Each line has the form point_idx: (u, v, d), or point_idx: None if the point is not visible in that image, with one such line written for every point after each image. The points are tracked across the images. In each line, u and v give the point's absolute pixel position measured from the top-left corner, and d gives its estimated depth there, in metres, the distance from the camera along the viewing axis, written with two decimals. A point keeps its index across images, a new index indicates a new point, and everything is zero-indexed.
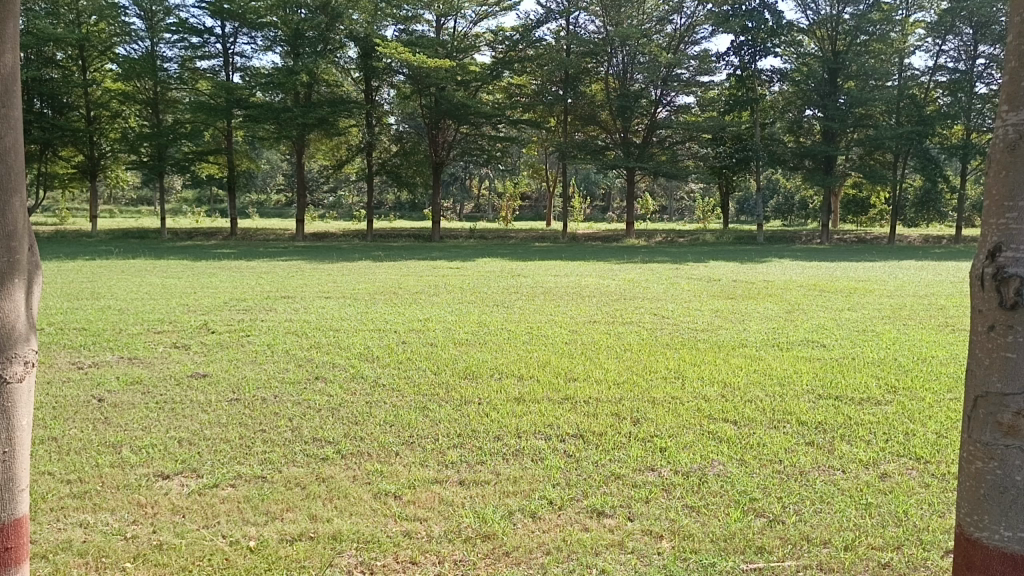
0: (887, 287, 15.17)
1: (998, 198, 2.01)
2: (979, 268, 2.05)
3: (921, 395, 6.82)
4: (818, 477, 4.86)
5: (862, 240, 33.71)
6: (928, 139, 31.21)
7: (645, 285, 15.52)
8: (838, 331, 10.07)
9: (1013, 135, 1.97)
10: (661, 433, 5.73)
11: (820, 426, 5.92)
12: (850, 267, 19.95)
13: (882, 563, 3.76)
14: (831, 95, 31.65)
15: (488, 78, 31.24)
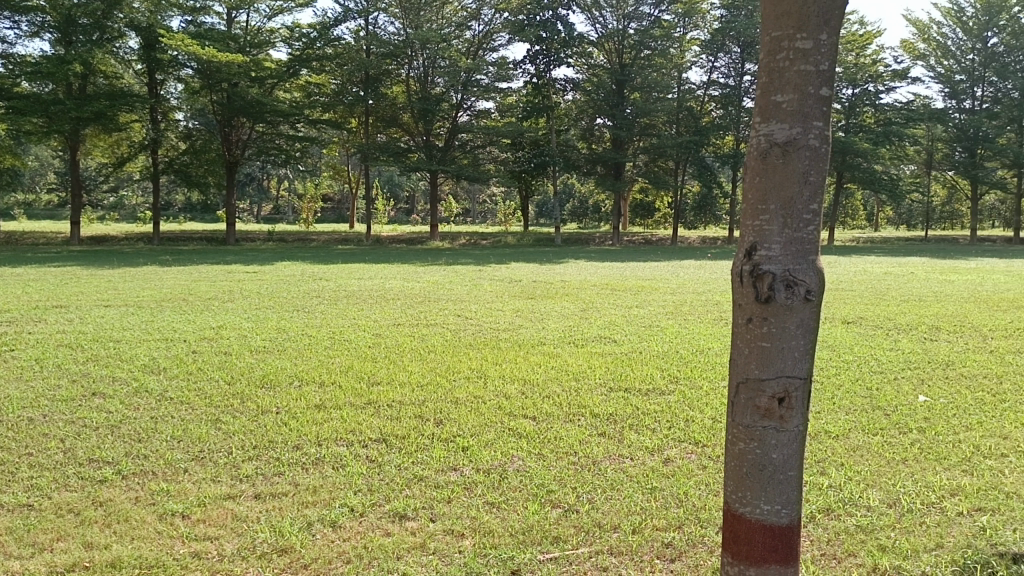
0: (669, 285, 16.29)
1: (752, 202, 2.21)
2: (739, 265, 2.23)
3: (699, 383, 7.39)
4: (609, 466, 5.12)
5: (649, 241, 36.01)
6: (704, 148, 33.89)
7: (447, 287, 15.65)
8: (627, 327, 10.67)
9: (764, 143, 2.17)
10: (463, 433, 5.80)
11: (611, 417, 6.25)
12: (637, 266, 21.23)
13: (665, 542, 4.01)
14: (619, 105, 33.56)
15: (284, 75, 30.28)
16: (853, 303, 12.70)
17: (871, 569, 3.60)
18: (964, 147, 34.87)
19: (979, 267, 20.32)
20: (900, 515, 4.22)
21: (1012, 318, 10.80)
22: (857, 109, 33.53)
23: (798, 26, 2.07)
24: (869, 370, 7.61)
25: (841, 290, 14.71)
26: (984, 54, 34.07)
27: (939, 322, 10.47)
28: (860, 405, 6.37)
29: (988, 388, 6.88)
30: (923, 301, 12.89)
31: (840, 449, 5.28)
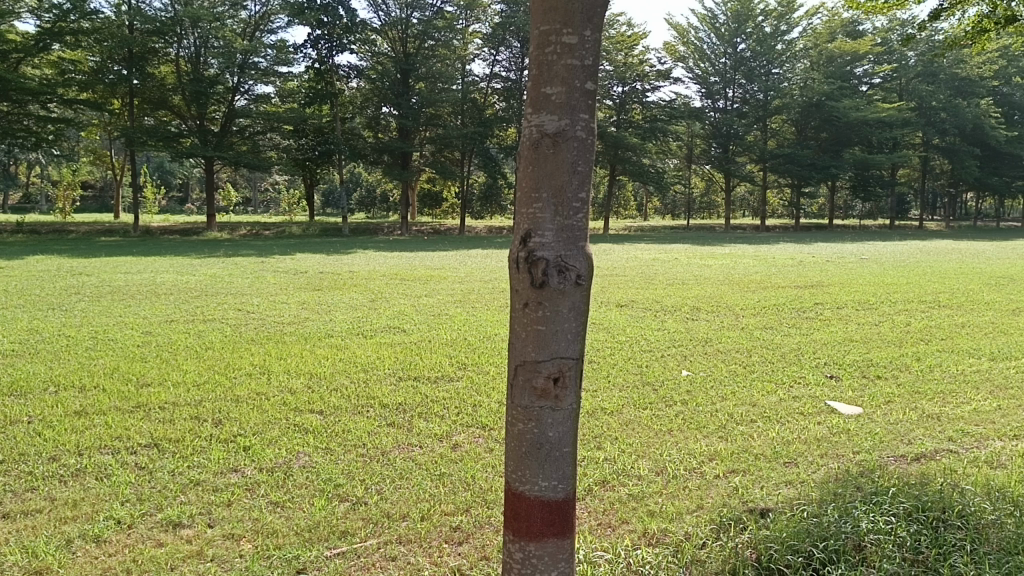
0: (458, 273, 16.53)
1: (525, 190, 2.27)
2: (514, 252, 2.28)
3: (486, 368, 7.59)
4: (398, 455, 5.11)
5: (437, 231, 36.28)
6: (488, 139, 34.67)
7: (226, 280, 14.87)
8: (417, 316, 10.69)
9: (535, 132, 2.23)
10: (244, 432, 5.54)
11: (400, 406, 6.25)
12: (426, 256, 21.35)
13: (453, 526, 4.07)
14: (404, 94, 33.44)
15: (32, 49, 27.27)
16: (626, 287, 13.55)
17: (641, 533, 3.87)
18: (719, 144, 38.26)
19: (732, 253, 22.45)
20: (667, 481, 4.57)
21: (759, 298, 12.04)
22: (628, 105, 35.69)
23: (564, 21, 2.15)
24: (640, 349, 8.17)
25: (615, 276, 15.62)
26: (734, 58, 37.49)
27: (700, 303, 11.44)
28: (631, 381, 6.84)
29: (740, 361, 7.63)
30: (686, 284, 14.03)
31: (614, 423, 5.63)
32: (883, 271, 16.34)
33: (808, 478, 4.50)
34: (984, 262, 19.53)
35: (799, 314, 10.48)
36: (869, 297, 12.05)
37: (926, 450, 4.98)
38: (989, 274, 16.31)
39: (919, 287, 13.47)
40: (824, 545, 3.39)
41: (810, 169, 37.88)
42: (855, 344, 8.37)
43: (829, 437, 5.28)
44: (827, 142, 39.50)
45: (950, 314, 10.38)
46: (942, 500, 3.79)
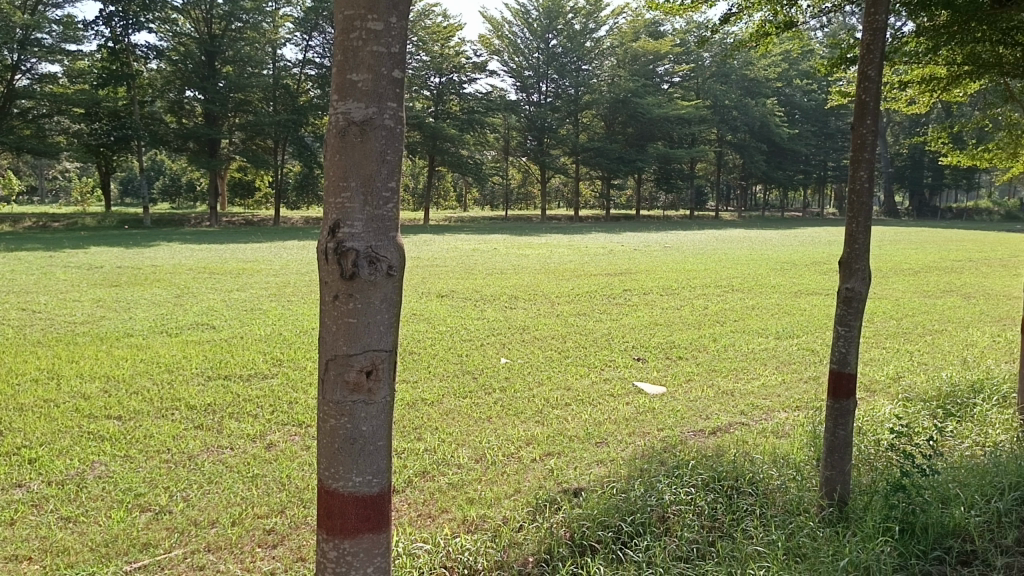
0: (272, 266, 15.90)
1: (331, 179, 2.20)
2: (322, 244, 2.19)
3: (301, 364, 7.36)
4: (206, 459, 4.85)
5: (250, 222, 34.72)
6: (302, 127, 33.60)
7: (7, 277, 13.44)
8: (228, 312, 10.18)
9: (341, 121, 2.16)
10: (29, 443, 5.04)
11: (209, 407, 5.92)
12: (237, 248, 20.36)
13: (266, 529, 3.92)
14: (210, 79, 31.66)
15: None
16: (445, 278, 13.58)
17: (460, 521, 3.89)
18: (534, 136, 39.29)
19: (548, 241, 23.11)
20: (485, 468, 4.63)
21: (573, 286, 12.45)
22: (445, 96, 35.75)
23: (368, 7, 2.11)
24: (460, 339, 8.22)
25: (435, 266, 15.59)
26: (547, 54, 38.48)
27: (517, 292, 11.68)
28: (452, 370, 6.88)
29: (555, 347, 7.87)
30: (504, 274, 14.29)
31: (434, 414, 5.63)
32: (685, 259, 17.44)
33: (617, 456, 4.73)
34: (771, 249, 21.25)
35: (610, 300, 10.96)
36: (673, 283, 12.79)
37: (721, 424, 5.37)
38: (775, 259, 17.80)
39: (716, 273, 14.46)
40: (631, 519, 3.58)
41: (618, 162, 39.89)
42: (660, 328, 8.87)
43: (636, 416, 5.57)
44: (633, 136, 41.52)
45: (742, 298, 11.24)
46: (735, 469, 4.09)
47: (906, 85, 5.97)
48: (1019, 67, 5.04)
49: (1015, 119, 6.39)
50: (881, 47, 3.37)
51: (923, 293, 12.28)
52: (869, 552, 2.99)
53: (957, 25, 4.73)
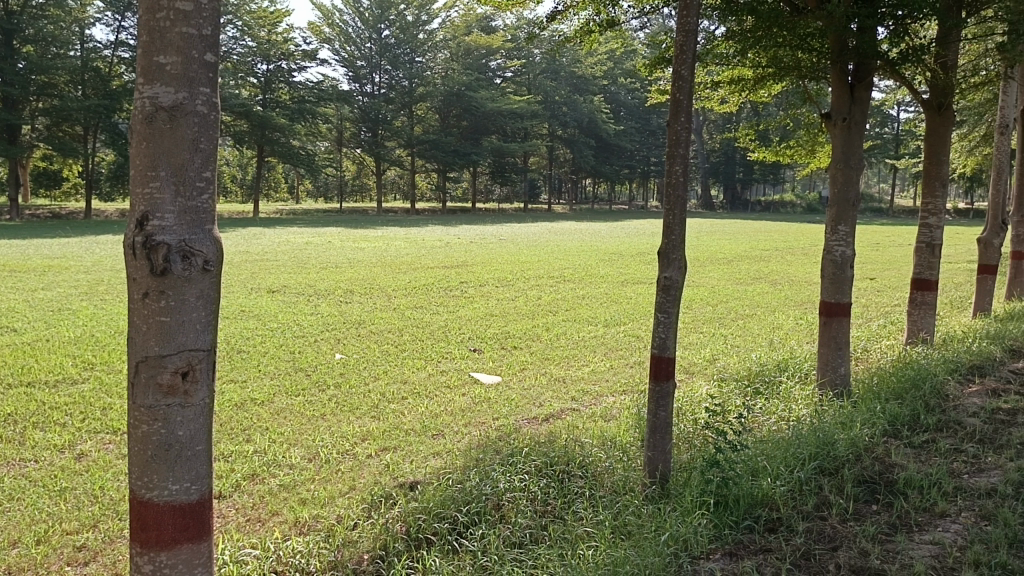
0: (83, 263, 14.69)
1: (137, 170, 2.04)
2: (128, 238, 2.04)
3: (117, 367, 6.88)
4: (6, 475, 4.42)
5: (58, 215, 31.93)
6: (115, 114, 31.27)
7: None
8: (31, 313, 9.35)
9: (147, 106, 2.01)
10: None
11: (10, 418, 5.40)
12: (40, 244, 18.67)
13: (77, 546, 3.63)
14: (7, 58, 28.77)
15: None
16: (276, 273, 13.08)
17: (292, 523, 3.77)
18: (368, 128, 38.64)
19: (383, 235, 22.87)
20: (319, 467, 4.51)
21: (410, 279, 12.37)
22: (273, 85, 34.40)
23: None
24: (292, 335, 7.97)
25: (264, 261, 15.00)
26: (379, 44, 37.89)
27: (353, 286, 11.46)
28: (283, 368, 6.65)
29: (391, 340, 7.81)
30: (339, 267, 14.01)
31: (264, 413, 5.43)
32: (518, 251, 17.78)
33: (453, 447, 4.75)
34: (600, 240, 22.08)
35: (447, 293, 10.99)
36: (508, 275, 12.98)
37: (553, 411, 5.53)
38: (603, 250, 18.50)
39: (549, 264, 14.82)
40: (466, 509, 3.60)
41: (453, 155, 40.06)
42: (495, 319, 9.00)
43: (472, 407, 5.62)
44: (467, 130, 41.77)
45: (573, 288, 11.59)
46: (565, 454, 4.22)
47: (716, 85, 6.34)
48: (813, 72, 5.47)
49: (812, 120, 6.98)
50: (693, 48, 3.55)
51: (736, 281, 13.15)
52: (687, 526, 3.16)
53: (761, 30, 5.05)
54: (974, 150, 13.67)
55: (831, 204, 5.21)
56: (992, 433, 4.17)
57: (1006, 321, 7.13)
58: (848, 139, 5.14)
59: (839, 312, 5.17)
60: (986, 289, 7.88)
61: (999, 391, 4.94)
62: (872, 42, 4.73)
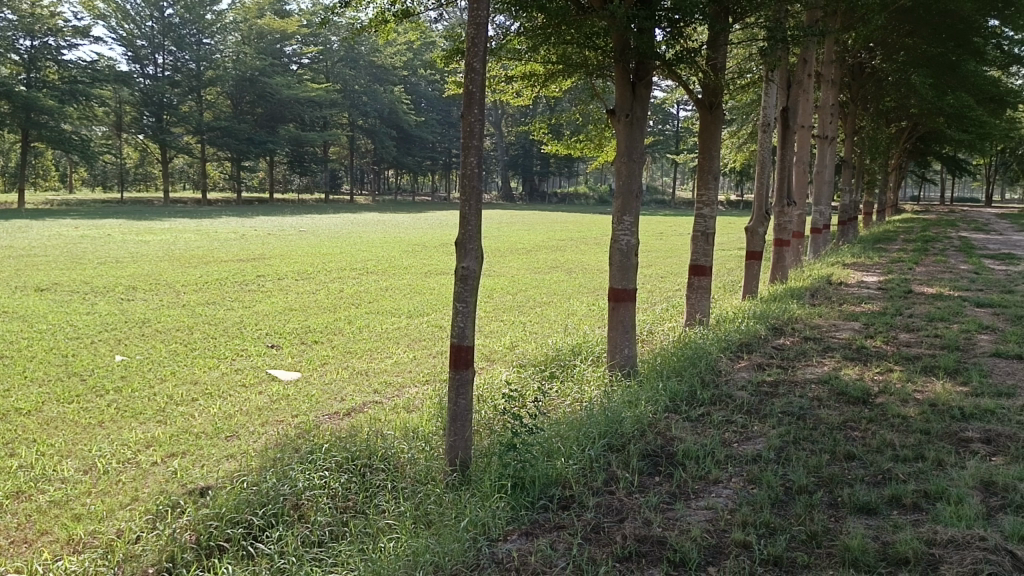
0: None
1: None
2: None
3: None
4: None
5: None
6: None
7: None
8: None
9: None
10: None
11: None
12: None
13: None
14: None
15: None
16: (46, 269, 11.89)
17: (63, 542, 3.45)
18: (150, 112, 35.76)
19: (171, 227, 21.42)
20: (96, 479, 4.17)
21: (201, 273, 11.71)
22: (39, 62, 31.13)
23: None
24: (66, 337, 7.28)
25: (30, 257, 13.58)
26: (161, 23, 35.32)
27: (135, 282, 10.66)
28: (55, 374, 6.06)
29: (181, 339, 7.34)
30: (119, 262, 12.98)
31: (30, 425, 4.92)
32: (319, 242, 17.34)
33: (249, 448, 4.55)
34: (403, 232, 22.02)
35: (242, 287, 10.52)
36: (308, 267, 12.62)
37: (355, 405, 5.44)
38: (406, 241, 18.49)
39: (351, 256, 14.55)
40: (262, 513, 3.46)
41: (247, 143, 38.26)
42: (293, 313, 8.72)
43: (269, 405, 5.42)
44: (262, 117, 40.03)
45: (376, 280, 11.46)
46: (367, 448, 4.17)
47: (511, 80, 6.49)
48: (599, 70, 5.73)
49: (599, 116, 7.32)
50: (484, 42, 3.61)
51: (534, 270, 13.58)
52: (485, 510, 3.22)
53: (551, 27, 5.21)
54: (742, 147, 14.97)
55: (617, 195, 5.50)
56: (757, 403, 4.60)
57: (768, 302, 7.88)
58: (630, 134, 5.44)
59: (625, 298, 5.49)
60: (754, 274, 8.68)
61: (763, 365, 5.46)
62: (651, 44, 5.03)
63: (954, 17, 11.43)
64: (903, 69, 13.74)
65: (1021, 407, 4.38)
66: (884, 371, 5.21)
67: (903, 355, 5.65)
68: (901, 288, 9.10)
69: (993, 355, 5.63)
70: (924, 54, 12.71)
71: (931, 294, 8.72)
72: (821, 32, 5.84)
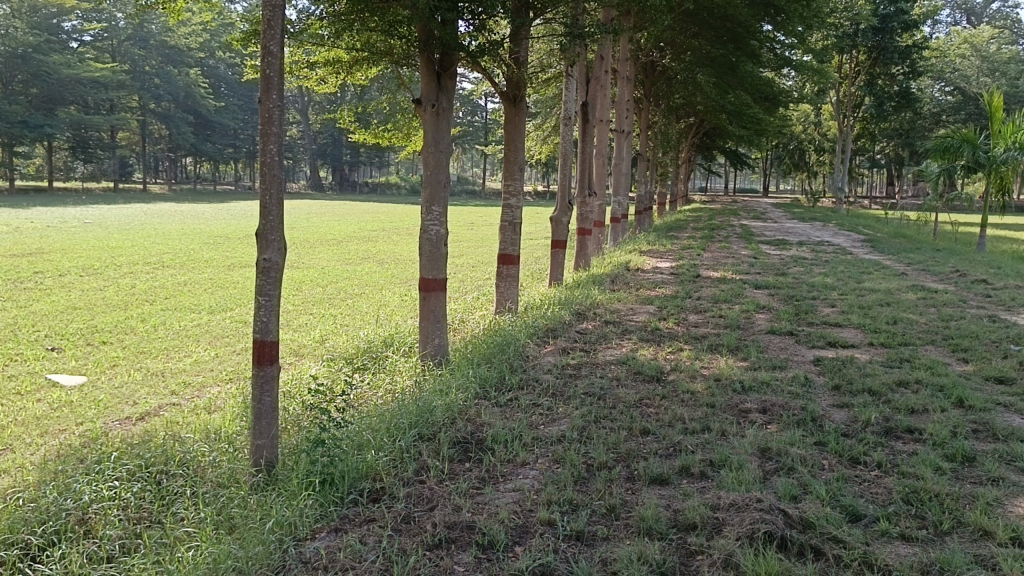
0: None
1: None
2: None
3: None
4: None
5: None
6: None
7: None
8: None
9: None
10: None
11: None
12: None
13: None
14: None
15: None
16: None
17: None
18: None
19: None
20: None
21: None
22: None
23: None
24: None
25: None
26: None
27: None
28: None
29: None
30: None
31: None
32: (108, 235, 16.07)
33: (26, 462, 4.13)
34: (202, 223, 20.84)
35: (16, 285, 9.50)
36: (94, 262, 11.62)
37: (149, 408, 5.10)
38: (206, 233, 17.53)
39: (144, 250, 13.59)
40: (43, 531, 3.16)
41: (21, 126, 34.29)
42: (76, 312, 8.00)
43: (50, 413, 4.95)
44: (38, 98, 36.15)
45: (172, 274, 10.76)
46: (164, 453, 3.92)
47: (313, 66, 6.29)
48: (404, 58, 5.71)
49: (405, 105, 7.28)
50: (281, 24, 3.47)
51: (345, 261, 13.32)
52: (292, 509, 3.12)
53: (354, 13, 5.10)
54: (547, 139, 15.46)
55: (425, 184, 5.49)
56: (562, 386, 4.78)
57: (572, 289, 8.21)
58: (437, 124, 5.46)
59: (435, 288, 5.52)
60: (559, 262, 8.98)
61: (567, 349, 5.68)
62: (455, 35, 5.07)
63: (733, 22, 12.31)
64: (690, 68, 14.84)
65: (791, 377, 4.86)
66: (675, 350, 5.59)
67: (692, 335, 6.08)
68: (691, 272, 9.77)
69: (768, 332, 6.20)
70: (708, 54, 13.74)
71: (717, 277, 9.44)
72: (615, 30, 6.13)
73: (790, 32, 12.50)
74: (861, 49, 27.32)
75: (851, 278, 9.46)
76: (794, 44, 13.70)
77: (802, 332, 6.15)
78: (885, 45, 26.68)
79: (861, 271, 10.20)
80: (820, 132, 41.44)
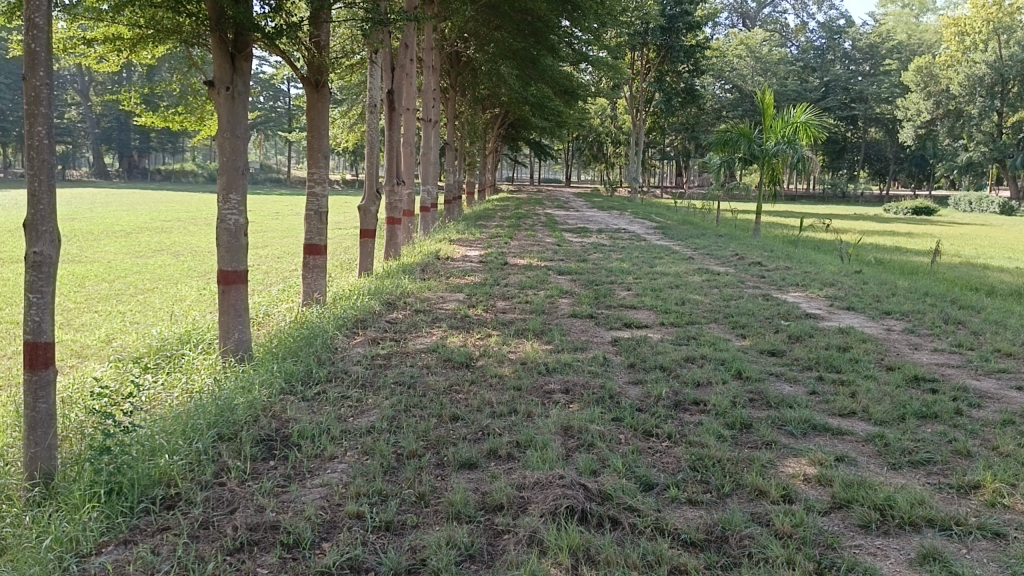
0: None
1: None
2: None
3: None
4: None
5: None
6: None
7: None
8: None
9: None
10: None
11: None
12: None
13: None
14: None
15: None
16: None
17: None
18: None
19: None
20: None
21: None
22: None
23: None
24: None
25: None
26: None
27: None
28: None
29: None
30: None
31: None
32: None
33: None
34: None
35: None
36: None
37: None
38: None
39: None
40: None
41: None
42: None
43: None
44: None
45: None
46: None
47: (92, 42, 5.76)
48: (193, 37, 5.37)
49: (197, 88, 6.86)
50: None
51: (135, 254, 12.42)
52: (74, 523, 2.86)
53: None
54: (353, 127, 15.19)
55: (220, 172, 5.20)
56: (370, 377, 4.73)
57: (383, 278, 8.13)
58: (231, 108, 5.17)
59: (236, 280, 5.24)
60: (368, 251, 8.85)
61: (377, 340, 5.61)
62: (248, 14, 4.84)
63: (532, 16, 12.60)
64: (494, 60, 15.16)
65: (591, 357, 5.10)
66: (483, 336, 5.68)
67: (500, 321, 6.22)
68: (498, 260, 9.97)
69: (570, 316, 6.44)
70: (510, 47, 14.01)
71: (523, 265, 9.71)
72: (416, 18, 6.10)
73: (585, 28, 13.03)
74: (650, 47, 29.08)
75: (644, 262, 10.04)
76: (590, 41, 14.24)
77: (601, 315, 6.46)
78: (671, 44, 28.56)
79: (654, 257, 10.84)
80: (616, 126, 43.72)
